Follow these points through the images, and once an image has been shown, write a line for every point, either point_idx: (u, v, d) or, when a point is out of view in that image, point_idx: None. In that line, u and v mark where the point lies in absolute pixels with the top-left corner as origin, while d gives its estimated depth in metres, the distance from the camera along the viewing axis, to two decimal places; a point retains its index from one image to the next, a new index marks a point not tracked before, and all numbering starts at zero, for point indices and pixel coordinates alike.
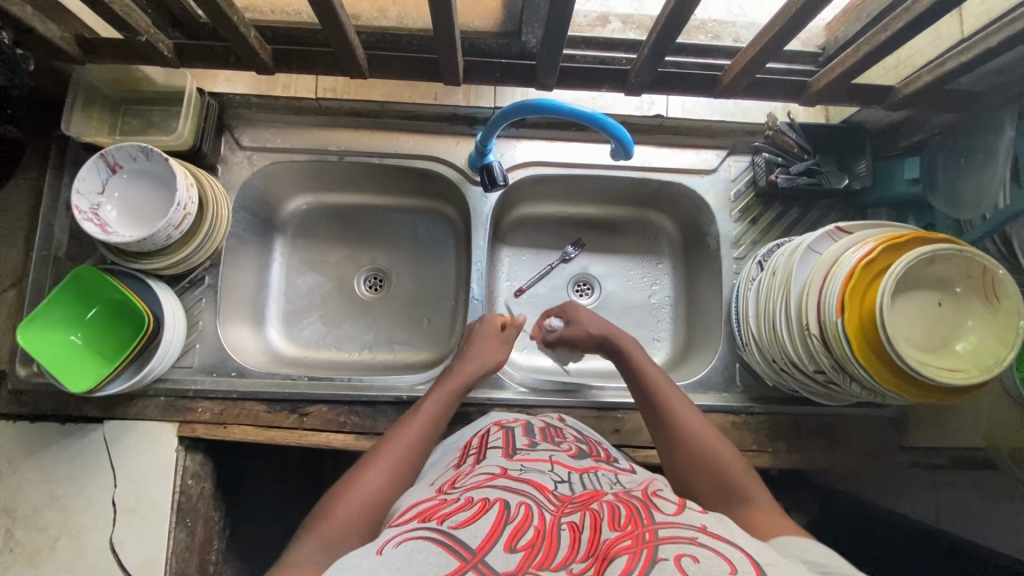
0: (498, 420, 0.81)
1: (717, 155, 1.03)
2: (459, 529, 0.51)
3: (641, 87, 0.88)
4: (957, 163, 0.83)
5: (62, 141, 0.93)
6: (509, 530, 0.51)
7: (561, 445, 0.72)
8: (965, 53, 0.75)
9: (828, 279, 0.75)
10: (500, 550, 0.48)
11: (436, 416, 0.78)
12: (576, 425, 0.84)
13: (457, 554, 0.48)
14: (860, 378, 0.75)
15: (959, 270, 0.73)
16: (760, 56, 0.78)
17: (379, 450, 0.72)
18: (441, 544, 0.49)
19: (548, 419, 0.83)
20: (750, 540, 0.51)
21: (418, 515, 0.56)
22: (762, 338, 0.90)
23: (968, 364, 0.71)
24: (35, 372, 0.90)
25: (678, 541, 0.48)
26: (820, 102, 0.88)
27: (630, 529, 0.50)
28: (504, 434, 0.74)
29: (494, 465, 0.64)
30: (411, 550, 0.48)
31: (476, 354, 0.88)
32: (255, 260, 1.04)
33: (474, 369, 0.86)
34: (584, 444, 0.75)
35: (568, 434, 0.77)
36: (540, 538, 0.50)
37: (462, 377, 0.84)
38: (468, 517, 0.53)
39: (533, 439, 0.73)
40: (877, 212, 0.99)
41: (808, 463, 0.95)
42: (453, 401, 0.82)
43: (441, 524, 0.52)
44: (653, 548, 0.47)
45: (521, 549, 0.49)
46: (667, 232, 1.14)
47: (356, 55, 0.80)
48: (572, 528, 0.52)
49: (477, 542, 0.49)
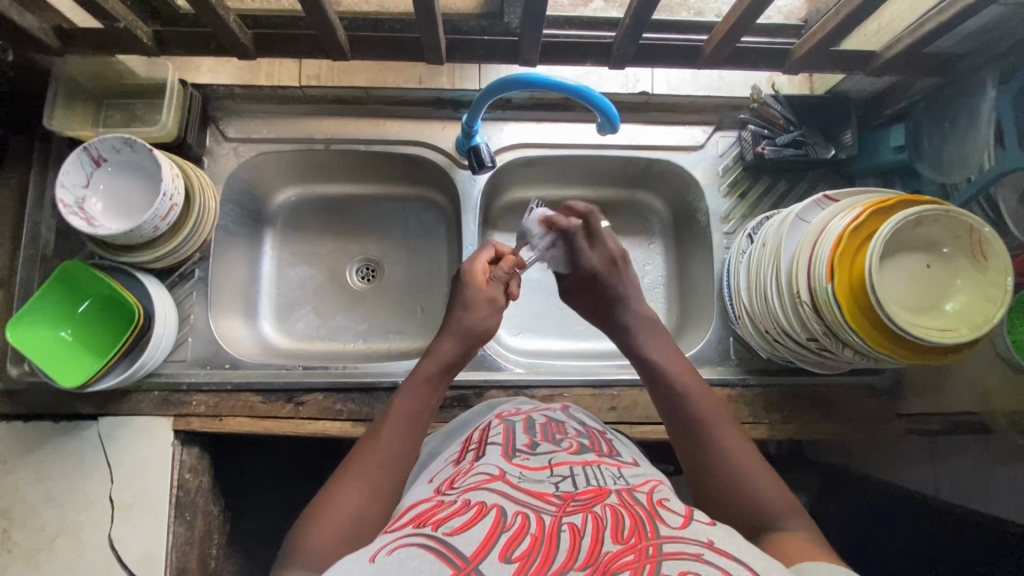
0: (500, 414, 0.80)
1: (704, 131, 1.04)
2: (454, 536, 0.50)
3: (624, 60, 0.88)
4: (942, 129, 0.84)
5: (46, 137, 0.92)
6: (505, 538, 0.49)
7: (562, 442, 0.70)
8: (943, 14, 0.75)
9: (816, 247, 0.76)
10: (494, 558, 0.47)
11: (415, 409, 0.72)
12: (580, 416, 0.82)
13: (450, 562, 0.46)
14: (852, 342, 0.75)
15: (947, 231, 0.73)
16: (740, 24, 0.78)
17: (355, 456, 0.67)
18: (435, 552, 0.48)
19: (551, 412, 0.81)
20: (759, 557, 0.49)
21: (413, 519, 0.55)
22: (754, 308, 0.90)
23: (958, 323, 0.71)
24: (27, 371, 0.89)
25: (683, 557, 0.47)
26: (803, 70, 0.89)
27: (633, 542, 0.48)
28: (505, 429, 0.73)
29: (492, 466, 0.62)
30: (404, 558, 0.47)
31: (455, 327, 0.80)
32: (245, 254, 1.04)
33: (454, 347, 0.78)
34: (586, 438, 0.73)
35: (570, 429, 0.75)
36: (537, 546, 0.49)
37: (442, 358, 0.77)
38: (464, 523, 0.52)
39: (533, 437, 0.71)
40: (865, 181, 1.00)
41: (806, 432, 0.96)
42: (432, 387, 0.75)
43: (436, 530, 0.51)
44: (657, 564, 0.46)
45: (516, 559, 0.47)
46: (658, 212, 1.14)
47: (338, 36, 0.79)
48: (572, 530, 0.50)
49: (472, 550, 0.48)
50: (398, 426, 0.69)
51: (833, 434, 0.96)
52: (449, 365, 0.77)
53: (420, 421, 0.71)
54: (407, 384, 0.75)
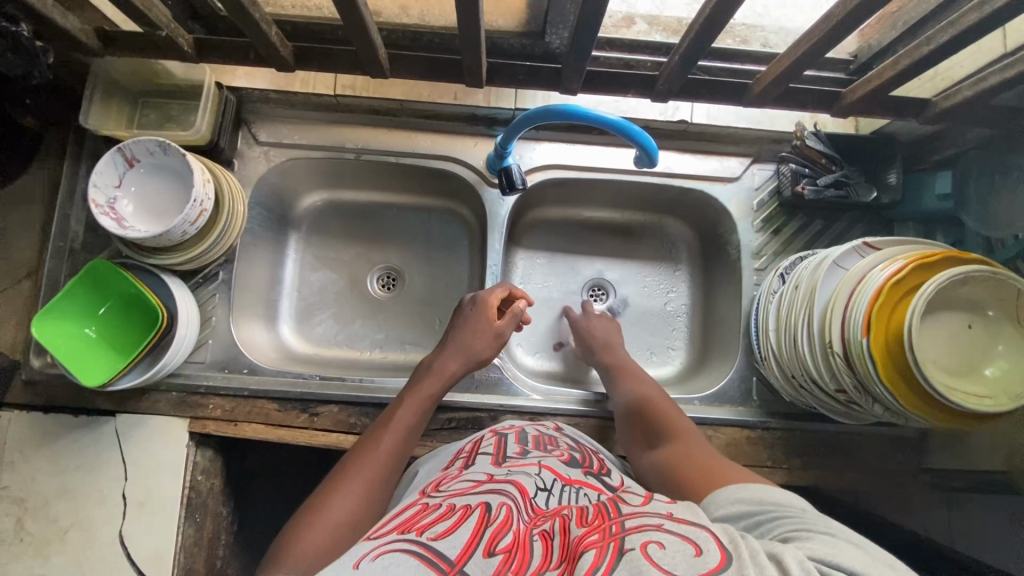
0: (493, 428, 0.79)
1: (741, 163, 1.01)
2: (438, 540, 0.48)
3: (668, 94, 0.86)
4: (990, 183, 0.81)
5: (81, 131, 0.92)
6: (488, 534, 0.49)
7: (553, 452, 0.69)
8: (1009, 69, 0.73)
9: (855, 296, 0.73)
10: (478, 555, 0.46)
11: (413, 422, 0.75)
12: (573, 434, 0.82)
13: (435, 566, 0.45)
14: (883, 399, 0.73)
15: (992, 293, 0.71)
16: (795, 65, 0.75)
17: (352, 460, 0.69)
18: (421, 557, 0.46)
19: (543, 427, 0.80)
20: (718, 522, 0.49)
21: (397, 526, 0.53)
22: (782, 352, 0.88)
23: (999, 391, 0.68)
24: (49, 363, 0.90)
25: (645, 529, 0.46)
26: (853, 113, 0.86)
27: (597, 523, 0.48)
28: (497, 440, 0.72)
29: (481, 472, 0.63)
30: (390, 564, 0.45)
31: (462, 348, 0.84)
32: (269, 256, 1.03)
33: (456, 367, 0.82)
34: (577, 453, 0.72)
35: (562, 443, 0.74)
36: (517, 545, 0.48)
37: (442, 376, 0.81)
38: (448, 528, 0.50)
39: (525, 446, 0.70)
40: (905, 227, 0.96)
41: (823, 480, 0.94)
42: (428, 404, 0.79)
43: (420, 536, 0.49)
44: (620, 540, 0.45)
45: (500, 552, 0.47)
46: (686, 239, 1.12)
47: (377, 54, 0.78)
48: (545, 537, 0.49)
49: (456, 553, 0.46)
50: (395, 435, 0.72)
51: (853, 483, 0.94)
52: (448, 383, 0.81)
53: (414, 433, 0.75)
54: (407, 398, 0.78)
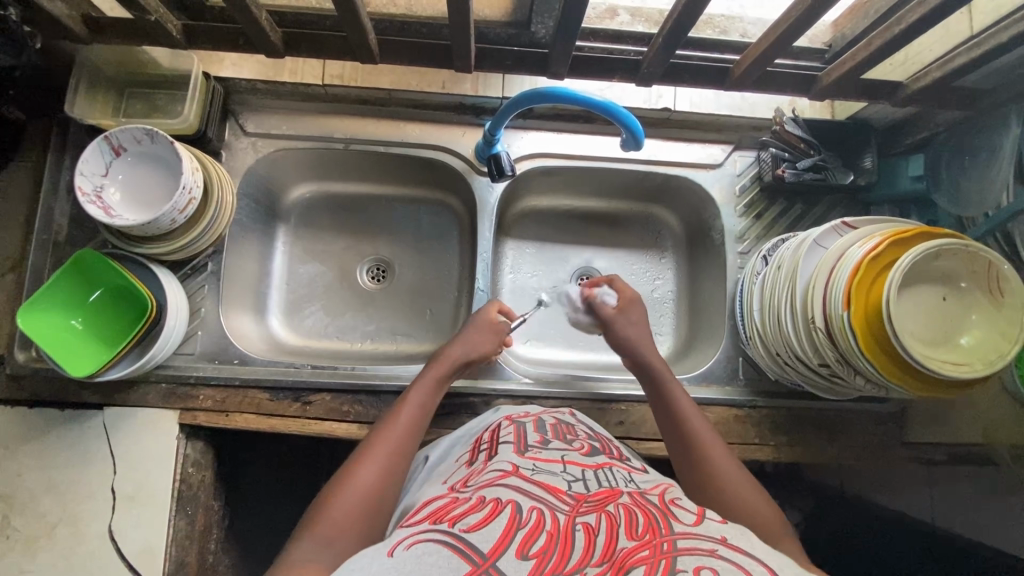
0: (509, 415, 0.79)
1: (723, 150, 1.04)
2: (470, 532, 0.49)
3: (652, 77, 0.88)
4: (960, 163, 0.85)
5: (65, 123, 0.91)
6: (521, 534, 0.48)
7: (573, 443, 0.70)
8: (975, 50, 0.76)
9: (835, 272, 0.76)
10: (512, 555, 0.46)
11: (423, 407, 0.75)
12: (589, 423, 0.82)
13: (468, 558, 0.46)
14: (864, 371, 0.75)
15: (964, 265, 0.73)
16: (772, 49, 0.78)
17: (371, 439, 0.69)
18: (453, 548, 0.47)
19: (561, 415, 0.81)
20: (771, 554, 0.49)
21: (429, 515, 0.54)
22: (766, 330, 0.90)
23: (972, 358, 0.71)
24: (34, 357, 0.89)
25: (697, 552, 0.46)
26: (829, 96, 0.89)
27: (647, 538, 0.48)
28: (516, 429, 0.72)
29: (506, 462, 0.62)
30: (422, 553, 0.46)
31: (468, 340, 0.85)
32: (258, 248, 1.03)
33: (463, 355, 0.83)
34: (596, 442, 0.72)
35: (580, 432, 0.75)
36: (553, 542, 0.48)
37: (450, 362, 0.82)
38: (481, 519, 0.51)
39: (545, 436, 0.71)
40: (882, 209, 1.00)
41: (808, 457, 0.96)
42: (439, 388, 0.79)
43: (452, 526, 0.50)
44: (672, 559, 0.45)
45: (533, 555, 0.46)
46: (671, 227, 1.14)
47: (368, 39, 0.79)
48: (587, 529, 0.49)
49: (490, 547, 0.47)
50: (408, 418, 0.72)
51: (837, 459, 0.96)
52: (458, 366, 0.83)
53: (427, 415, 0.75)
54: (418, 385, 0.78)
